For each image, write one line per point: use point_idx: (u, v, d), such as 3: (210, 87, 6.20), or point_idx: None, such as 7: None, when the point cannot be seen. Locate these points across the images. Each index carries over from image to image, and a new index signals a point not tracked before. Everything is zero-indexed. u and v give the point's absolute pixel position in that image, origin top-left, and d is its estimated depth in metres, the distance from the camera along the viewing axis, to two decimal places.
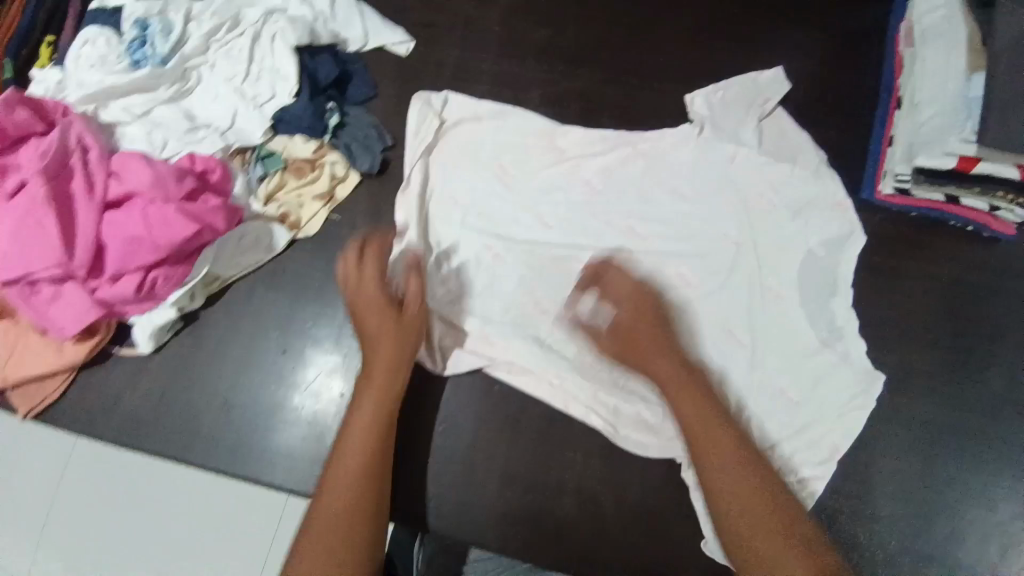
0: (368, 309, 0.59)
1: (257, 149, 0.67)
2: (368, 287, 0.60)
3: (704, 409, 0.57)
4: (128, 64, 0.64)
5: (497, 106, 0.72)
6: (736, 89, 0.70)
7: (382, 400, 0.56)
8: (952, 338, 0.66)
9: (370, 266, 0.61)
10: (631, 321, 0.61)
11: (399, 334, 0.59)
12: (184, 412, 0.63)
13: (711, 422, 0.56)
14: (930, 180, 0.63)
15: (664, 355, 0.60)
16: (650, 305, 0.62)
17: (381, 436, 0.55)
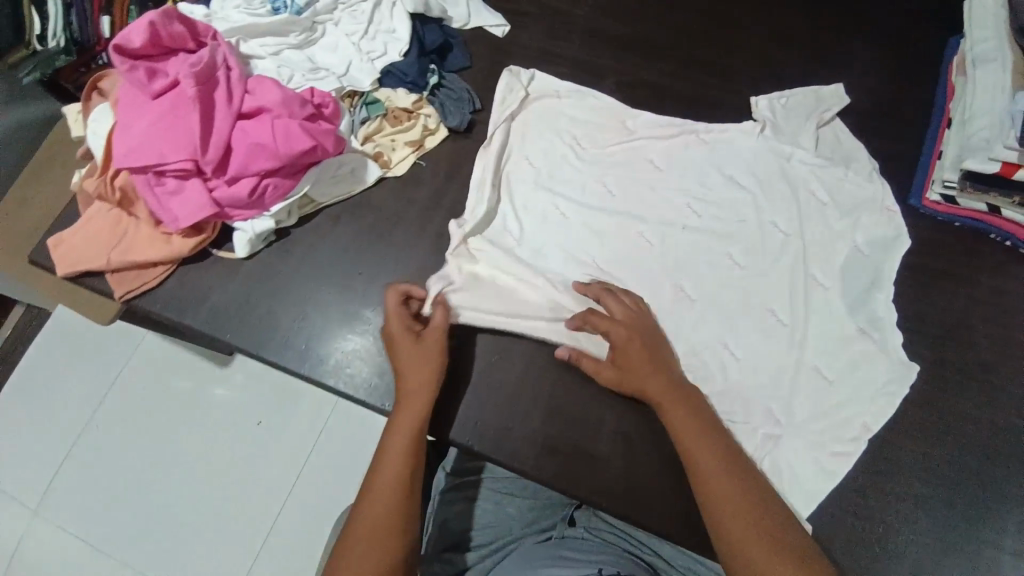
0: (394, 346, 0.65)
1: (364, 95, 0.78)
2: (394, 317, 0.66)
3: (695, 423, 0.61)
4: (269, 9, 0.78)
5: (577, 87, 0.80)
6: (800, 97, 0.77)
7: (413, 414, 0.63)
8: (987, 339, 0.67)
9: (393, 303, 0.67)
10: (627, 339, 0.65)
11: (419, 357, 0.65)
12: (268, 306, 0.73)
13: (701, 434, 0.60)
14: (974, 186, 0.67)
15: (659, 372, 0.64)
16: (643, 328, 0.67)
17: (413, 446, 0.62)
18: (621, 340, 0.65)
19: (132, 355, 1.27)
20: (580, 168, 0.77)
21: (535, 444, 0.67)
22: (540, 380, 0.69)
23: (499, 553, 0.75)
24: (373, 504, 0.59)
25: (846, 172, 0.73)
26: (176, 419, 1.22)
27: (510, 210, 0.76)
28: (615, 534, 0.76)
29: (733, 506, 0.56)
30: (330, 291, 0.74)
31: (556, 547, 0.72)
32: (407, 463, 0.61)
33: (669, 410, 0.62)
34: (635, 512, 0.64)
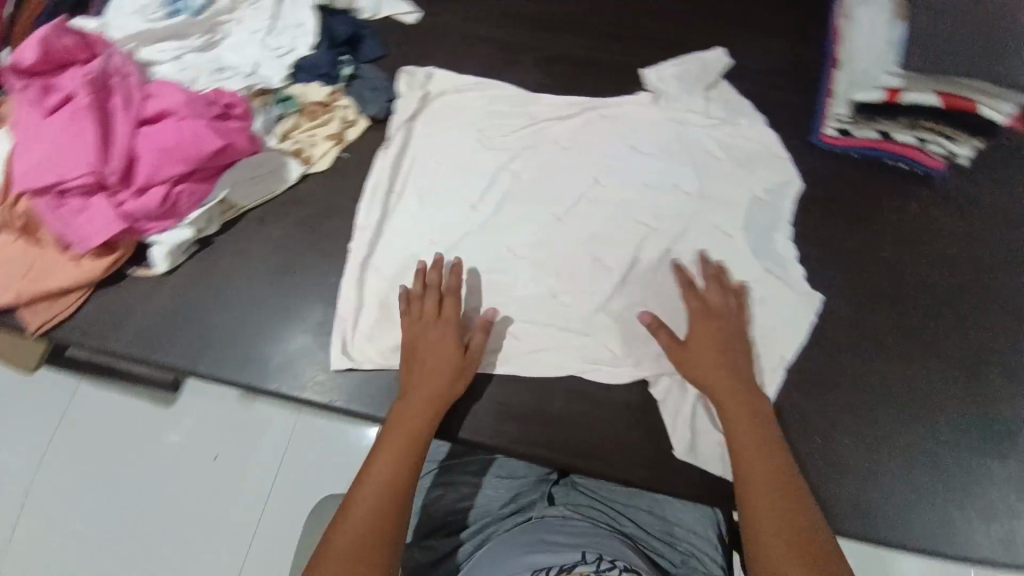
0: (435, 349, 0.66)
1: (277, 93, 0.76)
2: (433, 332, 0.66)
3: (753, 419, 0.61)
4: (166, 14, 0.76)
5: (474, 80, 0.81)
6: (687, 65, 0.80)
7: (407, 437, 0.61)
8: (891, 257, 0.72)
9: (452, 306, 0.68)
10: (713, 331, 0.66)
11: (454, 371, 0.65)
12: (198, 316, 0.70)
13: (755, 428, 0.61)
14: (863, 117, 0.74)
15: (726, 366, 0.64)
16: (731, 330, 0.67)
17: (403, 471, 0.59)
18: (702, 331, 0.66)
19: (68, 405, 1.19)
20: (496, 153, 0.78)
21: (491, 414, 0.68)
22: (490, 354, 0.70)
23: (477, 538, 0.73)
24: (348, 526, 0.55)
25: (748, 121, 0.78)
26: (120, 463, 1.14)
27: (429, 203, 0.75)
28: (594, 507, 0.75)
29: (766, 509, 0.56)
30: (261, 293, 0.71)
31: (538, 530, 0.70)
32: (392, 490, 0.58)
33: (730, 411, 0.62)
34: (596, 463, 0.66)
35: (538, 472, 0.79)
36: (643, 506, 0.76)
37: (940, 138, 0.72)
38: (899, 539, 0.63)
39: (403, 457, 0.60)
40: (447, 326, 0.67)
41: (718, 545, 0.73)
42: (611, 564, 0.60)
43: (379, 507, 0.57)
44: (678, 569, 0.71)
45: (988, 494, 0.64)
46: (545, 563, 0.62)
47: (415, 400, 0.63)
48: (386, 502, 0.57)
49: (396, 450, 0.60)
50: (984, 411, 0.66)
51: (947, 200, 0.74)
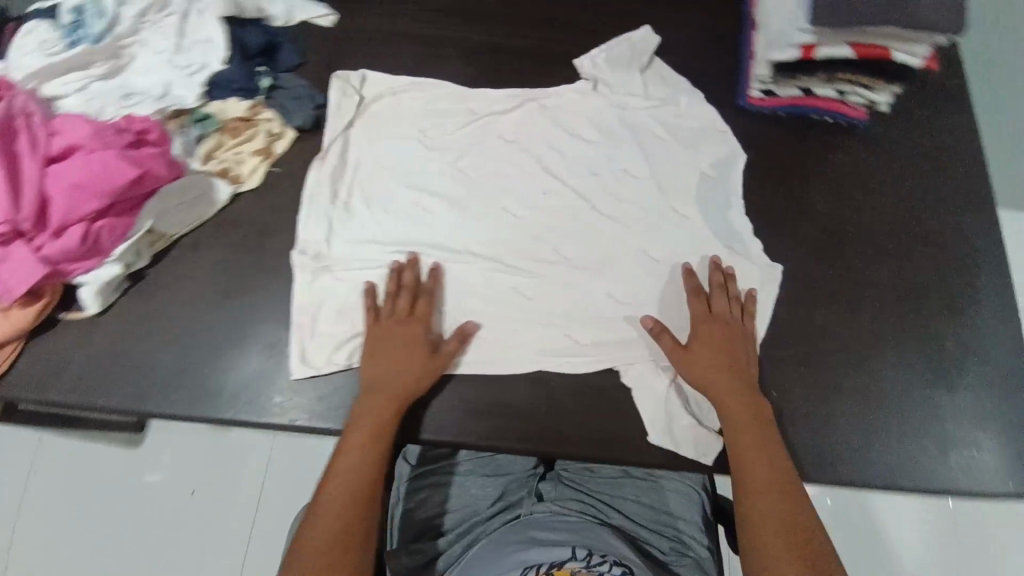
0: (401, 346, 0.66)
1: (193, 113, 0.73)
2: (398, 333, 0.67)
3: (753, 421, 0.63)
4: (66, 46, 0.72)
5: (411, 80, 0.79)
6: (618, 47, 0.79)
7: (369, 441, 0.62)
8: (828, 210, 0.74)
9: (420, 305, 0.69)
10: (716, 333, 0.67)
11: (421, 369, 0.65)
12: (140, 353, 0.67)
13: (755, 430, 0.62)
14: (783, 76, 0.75)
15: (727, 370, 0.65)
16: (736, 332, 0.67)
17: (365, 469, 0.61)
18: (706, 336, 0.67)
19: (37, 461, 1.17)
20: (432, 149, 0.77)
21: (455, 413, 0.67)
22: None
23: (464, 539, 0.74)
24: (316, 527, 0.58)
25: (687, 100, 0.79)
26: (102, 510, 1.14)
27: (367, 209, 0.74)
28: (582, 500, 0.77)
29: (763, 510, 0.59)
30: (202, 321, 0.68)
31: (525, 528, 0.72)
32: (356, 492, 0.60)
33: (729, 412, 0.63)
34: (565, 447, 0.65)
35: (524, 469, 0.80)
36: (630, 495, 0.78)
37: (858, 88, 0.74)
38: (858, 478, 0.65)
39: (365, 457, 0.62)
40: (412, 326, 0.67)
41: (703, 527, 0.77)
42: (601, 558, 0.64)
43: (344, 507, 0.59)
44: (667, 555, 0.74)
45: (937, 423, 0.67)
46: (536, 560, 0.65)
47: (378, 401, 0.63)
48: (351, 501, 0.60)
49: (358, 449, 0.62)
50: (927, 345, 0.69)
51: (874, 149, 0.76)
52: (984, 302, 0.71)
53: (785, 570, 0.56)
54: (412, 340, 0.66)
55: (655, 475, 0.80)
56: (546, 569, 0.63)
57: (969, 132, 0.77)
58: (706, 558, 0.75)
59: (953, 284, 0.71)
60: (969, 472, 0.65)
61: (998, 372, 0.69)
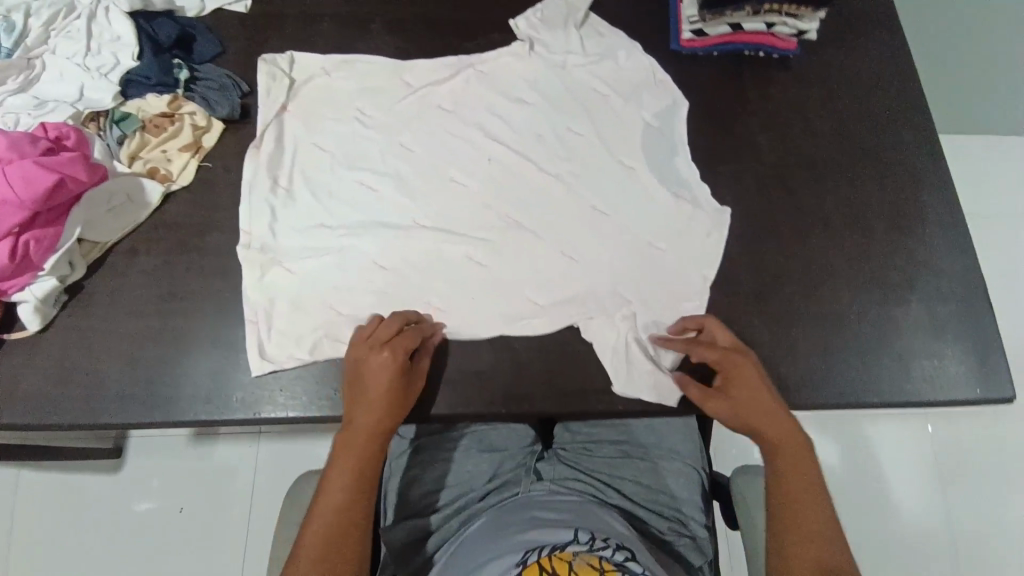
0: (375, 374, 0.60)
1: (111, 113, 0.70)
2: (370, 380, 0.60)
3: (787, 450, 0.61)
4: None
5: (340, 57, 0.76)
6: (553, 6, 0.77)
7: (356, 474, 0.60)
8: (773, 144, 0.73)
9: (398, 331, 0.62)
10: (734, 364, 0.62)
11: (392, 394, 0.60)
12: (87, 368, 0.64)
13: (791, 461, 0.61)
14: (712, 14, 0.73)
15: (762, 398, 0.61)
16: (751, 362, 0.62)
17: (342, 530, 0.58)
18: (735, 369, 0.62)
19: (17, 500, 1.14)
20: (370, 128, 0.74)
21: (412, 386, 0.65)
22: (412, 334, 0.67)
23: (460, 516, 0.74)
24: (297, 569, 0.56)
25: (626, 53, 0.77)
26: (92, 540, 1.12)
27: (306, 192, 0.71)
28: (579, 479, 0.77)
29: (792, 546, 0.58)
30: (150, 326, 0.66)
31: (527, 508, 0.71)
32: (341, 525, 0.58)
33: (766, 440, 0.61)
34: (533, 407, 0.64)
35: (521, 445, 0.79)
36: (629, 476, 0.78)
37: (784, 18, 0.73)
38: (825, 400, 0.65)
39: (342, 516, 0.58)
40: (385, 369, 0.60)
41: (703, 507, 0.78)
42: (604, 542, 0.63)
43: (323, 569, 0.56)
44: (666, 534, 0.76)
45: (900, 339, 0.67)
46: (536, 543, 0.63)
47: (361, 430, 0.60)
48: (331, 567, 0.57)
49: (332, 509, 0.59)
50: (879, 263, 0.69)
51: (808, 79, 0.76)
52: (931, 216, 0.71)
53: None
54: (384, 384, 0.60)
55: (654, 455, 0.80)
56: (547, 551, 0.60)
57: (898, 51, 0.77)
58: (702, 536, 0.77)
59: (898, 202, 0.71)
60: (934, 385, 0.66)
61: (952, 282, 0.69)
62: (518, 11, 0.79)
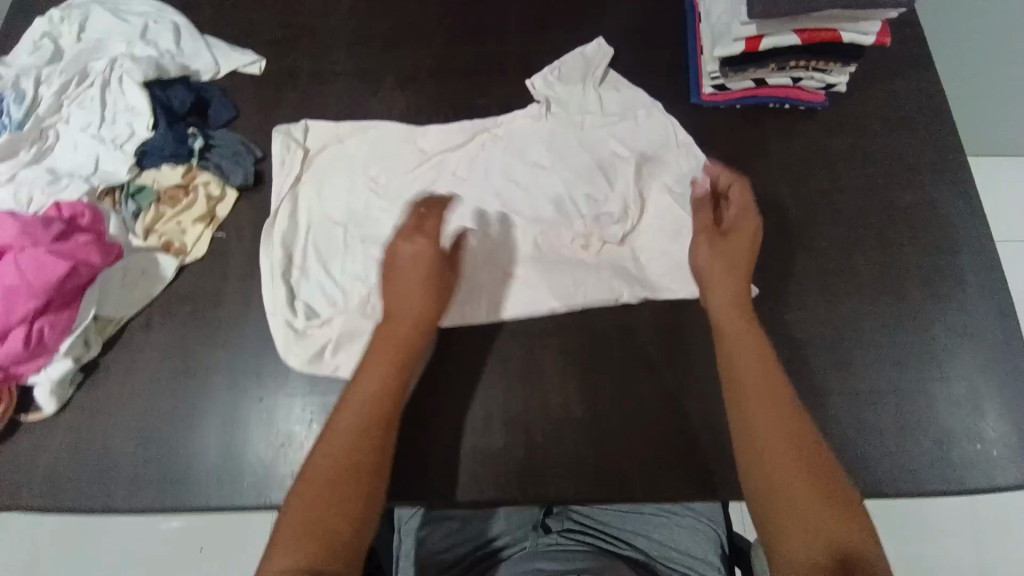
0: (414, 261, 0.62)
1: (126, 187, 0.70)
2: (411, 275, 0.62)
3: (758, 355, 0.57)
4: None
5: (354, 124, 0.75)
6: (571, 62, 0.76)
7: (392, 362, 0.58)
8: (798, 200, 0.70)
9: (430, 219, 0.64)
10: (743, 223, 0.64)
11: (431, 281, 0.62)
12: (101, 450, 0.64)
13: (761, 365, 0.57)
14: (733, 70, 0.69)
15: (731, 281, 0.62)
16: (751, 230, 0.64)
17: (380, 413, 0.56)
18: (739, 234, 0.64)
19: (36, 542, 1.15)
20: (384, 197, 0.73)
21: (421, 460, 0.62)
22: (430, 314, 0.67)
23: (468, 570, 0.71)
24: (330, 450, 0.53)
25: (647, 112, 0.75)
26: None
27: (321, 269, 0.69)
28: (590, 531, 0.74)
29: (767, 439, 0.53)
30: (162, 404, 0.65)
31: (531, 558, 0.67)
32: (377, 410, 0.56)
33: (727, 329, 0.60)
34: (551, 489, 0.62)
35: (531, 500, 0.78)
36: (642, 530, 0.76)
37: (812, 74, 0.70)
38: (860, 485, 0.61)
39: (379, 399, 0.56)
40: (429, 264, 0.62)
41: (720, 567, 0.73)
42: None
43: (355, 451, 0.53)
44: None
45: (937, 420, 0.63)
46: None
47: (399, 320, 0.61)
48: (362, 449, 0.53)
49: (369, 392, 0.57)
50: (915, 334, 0.66)
51: (836, 130, 0.72)
52: (970, 283, 0.67)
53: (796, 492, 0.50)
54: (429, 273, 0.62)
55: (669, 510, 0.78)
56: None
57: (932, 98, 0.74)
58: None
59: (934, 267, 0.68)
60: (974, 466, 0.62)
61: (991, 347, 0.66)
62: (533, 65, 0.77)
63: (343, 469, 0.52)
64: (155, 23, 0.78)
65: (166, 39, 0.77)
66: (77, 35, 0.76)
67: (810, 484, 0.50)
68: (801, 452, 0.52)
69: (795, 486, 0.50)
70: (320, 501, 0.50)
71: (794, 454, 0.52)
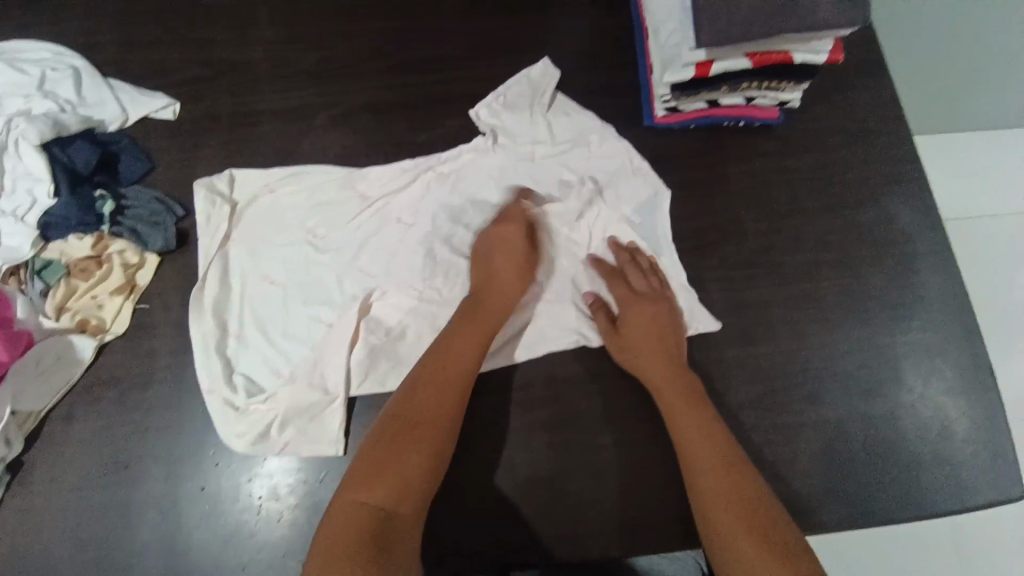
0: (507, 247, 0.65)
1: (30, 263, 0.63)
2: (501, 257, 0.65)
3: (693, 415, 0.56)
4: None
5: (284, 171, 0.69)
6: (516, 87, 0.71)
7: (477, 343, 0.59)
8: (759, 225, 0.67)
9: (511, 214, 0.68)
10: (633, 315, 0.63)
11: (519, 271, 0.65)
12: (31, 558, 0.58)
13: (696, 426, 0.56)
14: (684, 94, 0.65)
15: (654, 353, 0.60)
16: (655, 307, 0.63)
17: (457, 391, 0.55)
18: (640, 317, 0.63)
19: None
20: (324, 251, 0.67)
21: None
22: (382, 376, 0.63)
23: None
24: (409, 406, 0.53)
25: (599, 137, 0.70)
26: None
27: (261, 336, 0.64)
28: None
29: (713, 504, 0.51)
30: (94, 501, 0.59)
31: None
32: (455, 387, 0.55)
33: (664, 394, 0.58)
34: (521, 557, 0.58)
35: None
36: None
37: (767, 92, 0.67)
38: (834, 522, 0.60)
39: (462, 376, 0.56)
40: (518, 249, 0.65)
41: None
42: None
43: (424, 419, 0.52)
44: None
45: (909, 448, 0.62)
46: None
47: (486, 298, 0.62)
48: (432, 420, 0.52)
49: (455, 364, 0.56)
50: (883, 360, 0.64)
51: (793, 148, 0.70)
52: (933, 304, 0.66)
53: (742, 553, 0.47)
54: (518, 262, 0.65)
55: None
56: None
57: (887, 108, 0.71)
58: None
59: (897, 290, 0.66)
60: (945, 493, 0.61)
61: (956, 367, 0.64)
62: (475, 94, 0.72)
63: (413, 426, 0.52)
64: (53, 70, 0.70)
65: (66, 88, 0.69)
66: None
67: (757, 544, 0.47)
68: (747, 508, 0.50)
69: (744, 550, 0.47)
70: (385, 452, 0.50)
71: (737, 513, 0.50)
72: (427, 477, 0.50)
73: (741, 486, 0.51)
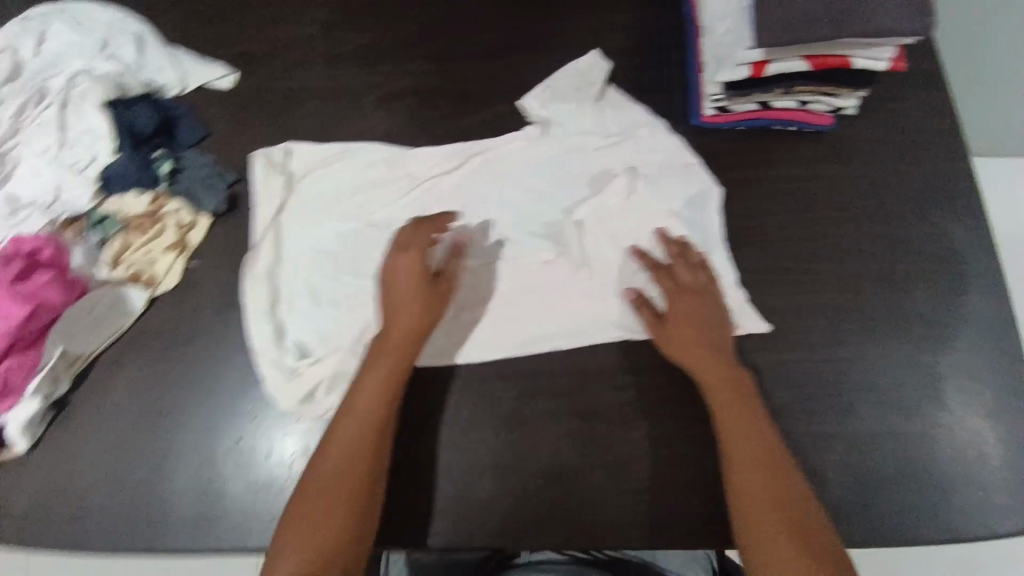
0: (401, 281, 0.61)
1: (89, 216, 0.66)
2: (404, 288, 0.61)
3: (740, 404, 0.58)
4: None
5: (337, 145, 0.71)
6: (566, 79, 0.72)
7: (380, 387, 0.58)
8: (804, 232, 0.67)
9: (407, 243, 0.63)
10: (679, 309, 0.62)
11: (423, 301, 0.61)
12: (71, 493, 0.61)
13: (743, 415, 0.57)
14: (737, 94, 0.65)
15: (699, 345, 0.60)
16: (703, 299, 0.63)
17: (365, 440, 0.56)
18: (686, 310, 0.62)
19: None
20: (368, 225, 0.69)
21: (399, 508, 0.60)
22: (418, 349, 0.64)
23: None
24: (319, 469, 0.55)
25: (648, 130, 0.70)
26: None
27: (308, 302, 0.66)
28: None
29: (750, 492, 0.54)
30: (133, 445, 0.62)
31: None
32: (360, 436, 0.56)
33: (710, 381, 0.59)
34: (540, 538, 0.60)
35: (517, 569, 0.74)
36: None
37: (820, 96, 0.66)
38: (858, 534, 0.59)
39: (366, 424, 0.57)
40: (422, 280, 0.62)
41: None
42: None
43: (338, 476, 0.55)
44: None
45: (942, 468, 0.61)
46: None
47: (388, 338, 0.60)
48: (344, 474, 0.55)
49: (358, 415, 0.57)
50: (921, 378, 0.63)
51: (844, 157, 0.69)
52: (978, 325, 0.64)
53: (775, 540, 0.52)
54: (418, 293, 0.61)
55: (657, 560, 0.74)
56: None
57: (943, 123, 0.70)
58: None
59: (942, 308, 0.65)
60: (978, 516, 0.60)
61: (997, 391, 0.63)
62: (524, 83, 0.73)
63: (330, 485, 0.54)
64: (116, 33, 0.72)
65: (127, 52, 0.72)
66: (36, 48, 0.71)
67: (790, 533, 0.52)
68: (784, 500, 0.53)
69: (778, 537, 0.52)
70: (306, 515, 0.53)
71: (774, 503, 0.53)
72: (354, 524, 0.53)
73: (779, 479, 0.54)
